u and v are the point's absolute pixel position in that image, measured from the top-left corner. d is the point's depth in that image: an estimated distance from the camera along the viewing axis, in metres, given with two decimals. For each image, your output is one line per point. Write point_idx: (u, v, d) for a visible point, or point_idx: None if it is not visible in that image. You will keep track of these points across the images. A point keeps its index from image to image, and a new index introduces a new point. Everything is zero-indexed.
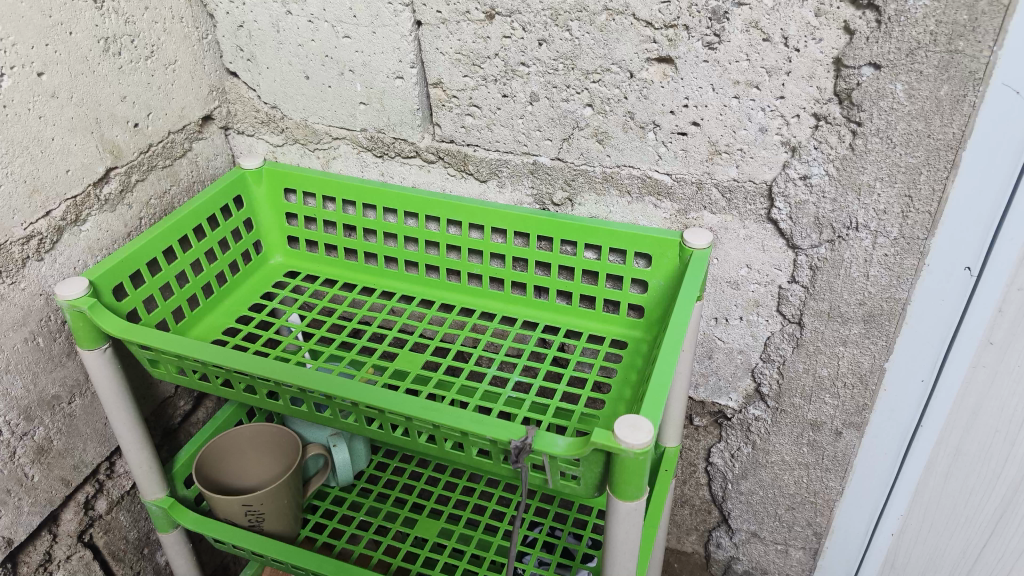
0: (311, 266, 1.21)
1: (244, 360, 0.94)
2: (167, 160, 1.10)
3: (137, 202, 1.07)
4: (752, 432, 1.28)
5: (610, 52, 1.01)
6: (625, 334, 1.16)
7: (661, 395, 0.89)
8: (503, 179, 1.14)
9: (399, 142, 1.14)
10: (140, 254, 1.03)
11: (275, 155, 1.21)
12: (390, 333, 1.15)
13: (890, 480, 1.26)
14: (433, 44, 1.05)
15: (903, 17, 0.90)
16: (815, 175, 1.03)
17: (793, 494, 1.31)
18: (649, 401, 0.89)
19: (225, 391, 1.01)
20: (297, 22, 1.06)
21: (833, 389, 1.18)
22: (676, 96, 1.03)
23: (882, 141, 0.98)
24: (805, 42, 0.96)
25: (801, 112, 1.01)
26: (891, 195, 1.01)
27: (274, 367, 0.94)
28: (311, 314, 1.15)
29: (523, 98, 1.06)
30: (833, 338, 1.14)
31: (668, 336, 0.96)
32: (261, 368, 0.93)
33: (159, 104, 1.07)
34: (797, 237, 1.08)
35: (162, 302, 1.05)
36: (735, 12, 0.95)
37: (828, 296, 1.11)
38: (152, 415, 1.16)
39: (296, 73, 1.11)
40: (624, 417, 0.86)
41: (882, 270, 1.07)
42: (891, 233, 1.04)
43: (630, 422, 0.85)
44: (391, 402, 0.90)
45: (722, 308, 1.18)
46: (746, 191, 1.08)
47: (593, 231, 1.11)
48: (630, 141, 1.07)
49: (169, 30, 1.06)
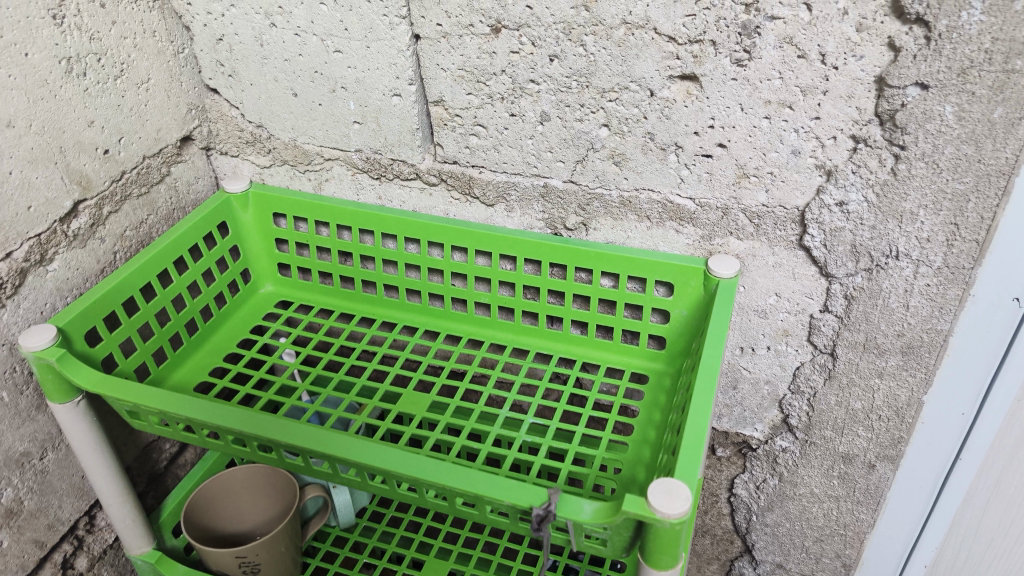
0: (305, 296, 1.12)
1: (233, 417, 0.85)
2: (144, 187, 1.01)
3: (110, 235, 0.98)
4: (779, 464, 1.20)
5: (629, 70, 0.92)
6: (645, 366, 1.07)
7: (696, 452, 0.80)
8: (512, 203, 1.04)
9: (398, 164, 1.05)
10: (115, 293, 0.94)
11: (263, 176, 1.11)
12: (393, 369, 1.05)
13: (925, 513, 1.19)
14: (433, 60, 0.95)
15: (955, 34, 0.80)
16: (853, 202, 0.94)
17: (822, 526, 1.23)
18: (683, 459, 0.79)
19: (215, 447, 0.92)
20: (282, 36, 0.97)
21: (868, 422, 1.10)
22: (701, 117, 0.93)
23: (927, 166, 0.89)
24: (845, 59, 0.86)
25: (838, 134, 0.91)
26: (935, 223, 0.92)
27: (266, 424, 0.84)
28: (305, 350, 1.06)
29: (532, 117, 0.97)
30: (869, 370, 1.06)
31: (697, 385, 0.88)
32: (251, 425, 0.84)
33: (133, 127, 0.98)
34: (832, 265, 0.99)
35: (141, 344, 0.97)
36: (768, 27, 0.86)
37: (864, 327, 1.03)
38: (135, 461, 1.08)
39: (282, 90, 1.02)
40: (659, 480, 0.76)
41: (923, 301, 0.98)
42: (934, 262, 0.95)
43: (665, 486, 0.75)
44: (397, 464, 0.80)
45: (749, 337, 1.10)
46: (776, 217, 0.99)
47: (609, 259, 1.03)
48: (649, 163, 0.98)
49: (141, 46, 0.96)
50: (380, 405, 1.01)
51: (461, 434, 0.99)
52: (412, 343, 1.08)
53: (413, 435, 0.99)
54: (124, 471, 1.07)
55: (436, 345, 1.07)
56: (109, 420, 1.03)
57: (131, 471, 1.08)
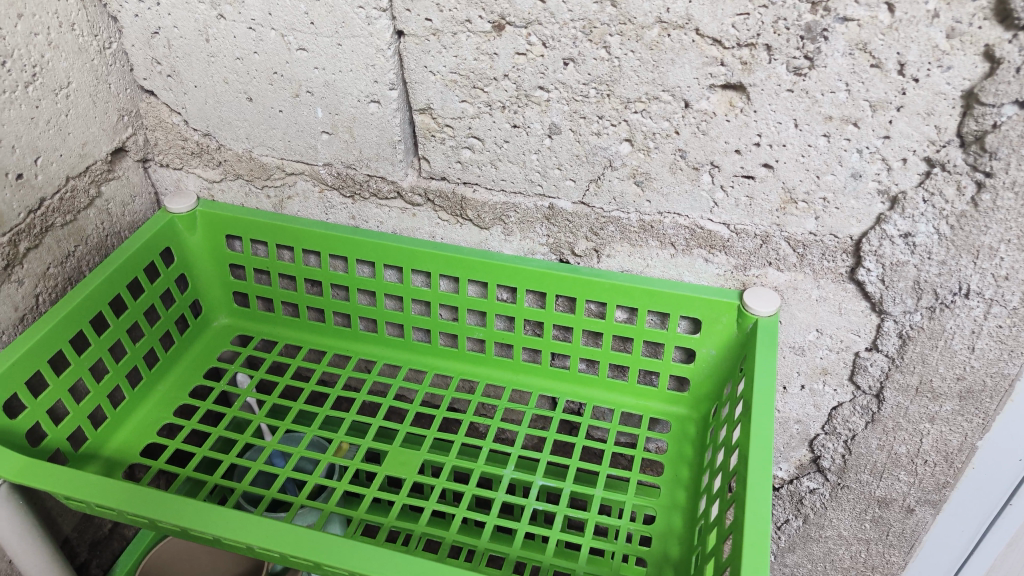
0: (266, 329, 1.01)
1: (187, 511, 0.66)
2: (69, 215, 0.88)
3: (31, 275, 0.85)
4: (804, 505, 1.07)
5: (661, 77, 0.76)
6: (664, 412, 0.93)
7: (762, 548, 0.64)
8: (511, 225, 0.91)
9: (375, 181, 0.92)
10: (40, 349, 0.79)
11: (213, 192, 1.00)
12: (375, 421, 0.89)
13: (965, 553, 1.06)
14: (420, 60, 0.80)
15: None
16: (921, 233, 0.77)
17: (848, 568, 1.11)
18: (747, 559, 0.63)
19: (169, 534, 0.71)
20: (233, 29, 0.83)
21: (911, 467, 0.95)
22: (746, 133, 0.77)
23: (1017, 197, 0.71)
24: (927, 70, 0.69)
25: (909, 156, 0.74)
26: (1018, 259, 0.74)
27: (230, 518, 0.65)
28: (272, 399, 0.90)
29: (539, 130, 0.82)
30: (918, 414, 0.90)
31: (750, 455, 0.72)
32: (211, 519, 0.65)
33: (54, 144, 0.84)
34: (888, 302, 0.83)
35: (74, 407, 0.83)
36: (839, 30, 0.69)
37: (919, 369, 0.86)
38: (72, 531, 1.01)
39: (235, 93, 0.89)
40: None
41: (991, 343, 0.81)
42: (1011, 302, 0.77)
43: None
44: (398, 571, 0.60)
45: (782, 374, 0.96)
46: (825, 247, 0.83)
47: (627, 290, 0.87)
48: (677, 184, 0.83)
49: (57, 42, 0.81)
50: (364, 466, 0.85)
51: (462, 503, 0.83)
52: (393, 387, 0.93)
53: (404, 503, 0.84)
54: (62, 543, 1.00)
55: (422, 388, 0.93)
56: (42, 493, 0.93)
57: (68, 542, 1.00)
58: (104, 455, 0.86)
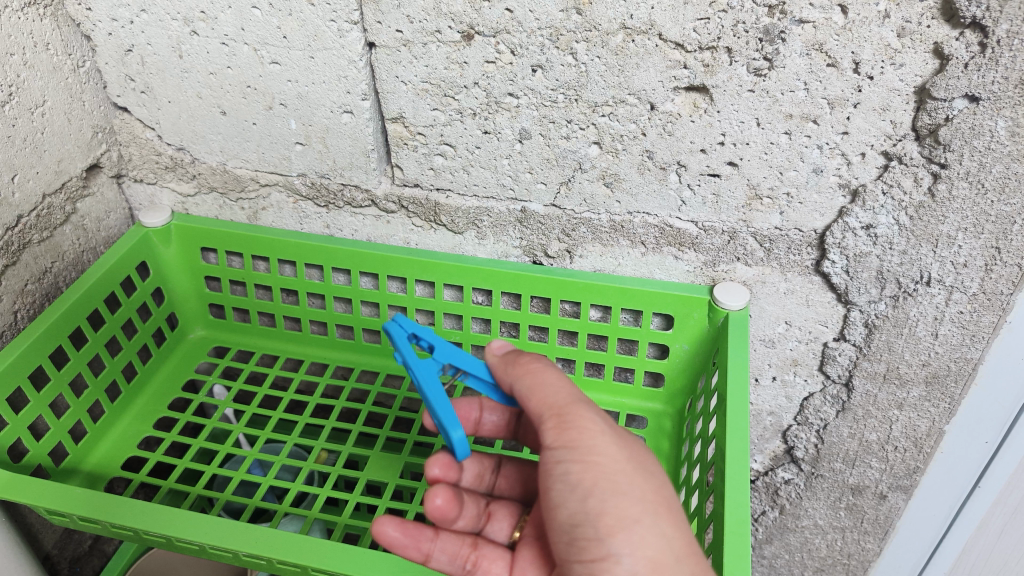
0: (241, 339, 1.03)
1: (178, 520, 0.67)
2: (46, 231, 0.90)
3: (9, 292, 0.87)
4: (779, 496, 1.08)
5: (627, 81, 0.78)
6: (640, 407, 0.96)
7: (742, 537, 0.66)
8: (484, 229, 0.93)
9: (349, 190, 0.94)
10: (20, 365, 0.79)
11: (186, 205, 1.01)
12: (354, 427, 0.90)
13: (934, 542, 1.08)
14: (392, 71, 0.82)
15: (1018, 40, 0.65)
16: (881, 225, 0.79)
17: (824, 557, 1.13)
18: (729, 547, 0.65)
19: (154, 545, 0.71)
20: (206, 44, 0.84)
21: (882, 453, 0.97)
22: (710, 133, 0.79)
23: (971, 186, 0.73)
24: (881, 67, 0.71)
25: (868, 150, 0.76)
26: (974, 246, 0.77)
27: (217, 524, 0.66)
28: (250, 409, 0.91)
29: (510, 135, 0.84)
30: (887, 401, 0.92)
31: (727, 441, 0.73)
32: (198, 526, 0.66)
33: (30, 164, 0.85)
34: (853, 292, 0.85)
35: (55, 422, 0.84)
36: (795, 32, 0.71)
37: (886, 357, 0.88)
38: (54, 547, 1.02)
39: (209, 108, 0.90)
40: None
41: (954, 329, 0.83)
42: (969, 288, 0.80)
43: None
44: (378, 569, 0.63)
45: (753, 367, 0.98)
46: (790, 242, 0.86)
47: (599, 290, 0.89)
48: (646, 184, 0.85)
49: (32, 63, 0.82)
50: (345, 472, 0.86)
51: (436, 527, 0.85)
52: (372, 394, 0.95)
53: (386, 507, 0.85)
54: (44, 559, 1.01)
55: (400, 392, 0.96)
56: (24, 508, 0.94)
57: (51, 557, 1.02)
58: (84, 469, 0.87)
